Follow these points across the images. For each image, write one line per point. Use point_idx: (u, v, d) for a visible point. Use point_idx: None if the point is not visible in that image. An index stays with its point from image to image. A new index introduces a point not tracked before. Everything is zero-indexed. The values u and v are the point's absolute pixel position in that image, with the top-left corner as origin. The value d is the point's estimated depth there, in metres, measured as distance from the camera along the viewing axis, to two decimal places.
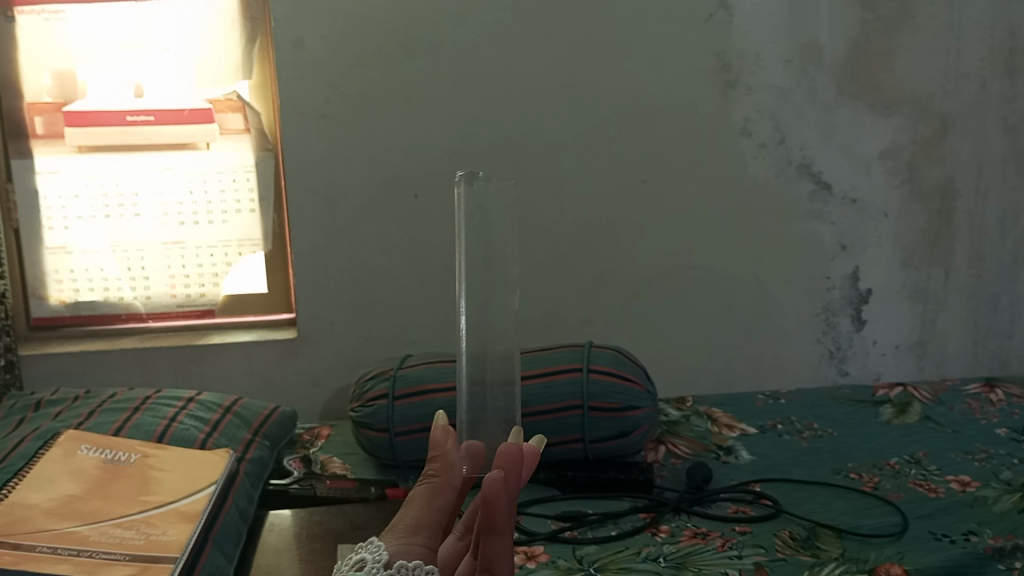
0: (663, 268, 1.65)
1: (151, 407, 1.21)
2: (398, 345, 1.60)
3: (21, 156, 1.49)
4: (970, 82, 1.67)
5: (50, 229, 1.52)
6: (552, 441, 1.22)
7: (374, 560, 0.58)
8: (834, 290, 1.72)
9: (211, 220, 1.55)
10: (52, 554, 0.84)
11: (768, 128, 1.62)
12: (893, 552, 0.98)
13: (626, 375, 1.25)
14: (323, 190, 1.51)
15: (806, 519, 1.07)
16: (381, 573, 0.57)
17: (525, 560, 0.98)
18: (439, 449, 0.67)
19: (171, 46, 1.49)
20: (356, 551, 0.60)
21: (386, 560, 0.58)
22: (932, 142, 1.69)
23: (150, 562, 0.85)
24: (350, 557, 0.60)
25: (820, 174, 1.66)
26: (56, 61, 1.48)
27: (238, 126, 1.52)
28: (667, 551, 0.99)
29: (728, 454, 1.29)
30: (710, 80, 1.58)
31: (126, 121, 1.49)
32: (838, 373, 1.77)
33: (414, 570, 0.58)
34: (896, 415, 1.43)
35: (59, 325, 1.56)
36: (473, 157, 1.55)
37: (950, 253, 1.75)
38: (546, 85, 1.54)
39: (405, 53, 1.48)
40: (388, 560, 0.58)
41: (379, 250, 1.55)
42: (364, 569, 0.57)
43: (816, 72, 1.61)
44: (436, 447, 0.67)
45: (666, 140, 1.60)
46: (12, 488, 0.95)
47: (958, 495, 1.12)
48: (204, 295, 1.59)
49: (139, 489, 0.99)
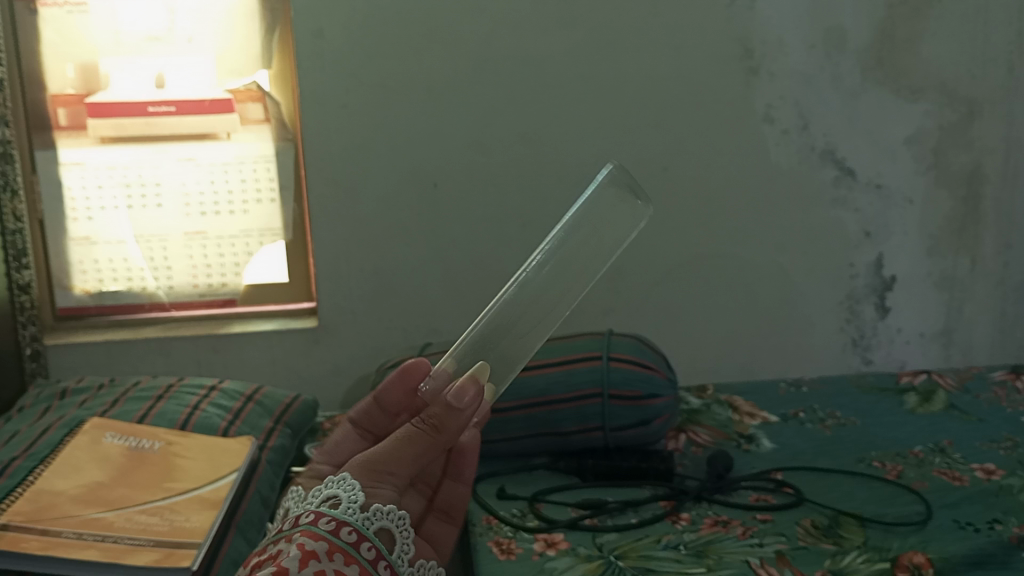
0: (686, 256, 1.64)
1: (175, 396, 1.22)
2: (419, 335, 1.60)
3: (45, 147, 1.50)
4: (997, 65, 1.64)
5: (75, 220, 1.53)
6: (572, 429, 1.21)
7: (350, 501, 0.65)
8: (858, 278, 1.71)
9: (232, 210, 1.56)
10: (78, 539, 0.85)
11: (791, 114, 1.60)
12: (917, 540, 0.97)
13: (647, 363, 1.26)
14: (343, 179, 1.51)
15: (829, 507, 1.06)
16: (359, 515, 0.64)
17: (545, 548, 0.98)
18: (459, 402, 0.68)
19: (192, 38, 1.49)
20: (327, 485, 0.67)
21: (363, 503, 0.64)
22: (959, 128, 1.66)
23: (174, 549, 0.86)
24: (320, 491, 0.67)
25: (844, 160, 1.64)
26: (79, 53, 1.48)
27: (258, 116, 1.53)
28: (688, 538, 0.99)
29: (749, 442, 1.29)
30: (732, 67, 1.56)
31: (149, 112, 1.50)
32: (862, 362, 1.76)
33: (388, 514, 0.65)
34: (920, 403, 1.41)
35: (84, 315, 1.58)
36: (494, 146, 1.54)
37: (978, 240, 1.73)
38: (566, 73, 1.53)
39: (425, 42, 1.48)
40: (363, 502, 0.65)
41: (401, 240, 1.55)
42: (342, 509, 0.64)
43: (840, 57, 1.59)
44: (455, 400, 0.68)
45: (688, 127, 1.58)
46: (39, 475, 0.96)
47: (983, 484, 1.11)
48: (226, 285, 1.60)
49: (162, 476, 1.00)
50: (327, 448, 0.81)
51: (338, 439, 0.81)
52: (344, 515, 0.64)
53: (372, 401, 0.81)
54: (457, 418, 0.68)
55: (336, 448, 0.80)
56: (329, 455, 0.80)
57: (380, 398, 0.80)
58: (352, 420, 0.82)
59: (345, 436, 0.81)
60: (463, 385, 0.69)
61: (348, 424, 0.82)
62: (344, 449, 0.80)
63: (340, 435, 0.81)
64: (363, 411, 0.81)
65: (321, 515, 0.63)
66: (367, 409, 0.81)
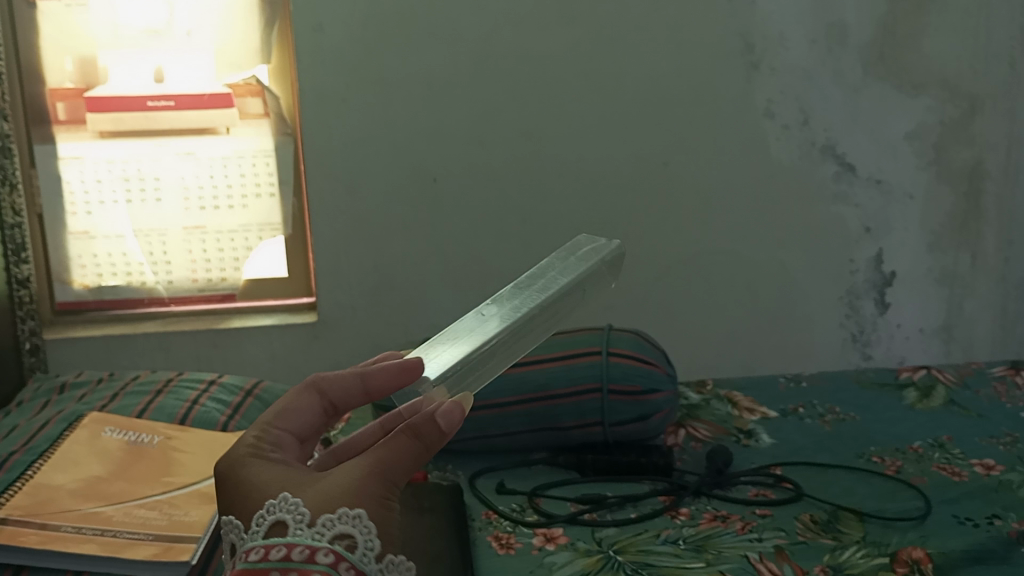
0: (686, 251, 1.64)
1: (174, 390, 1.22)
2: (419, 330, 1.60)
3: (44, 141, 1.49)
4: (999, 61, 1.64)
5: (74, 215, 1.53)
6: (571, 424, 1.22)
7: (367, 546, 0.52)
8: (858, 273, 1.71)
9: (232, 204, 1.56)
10: (76, 533, 0.84)
11: (792, 109, 1.60)
12: (916, 536, 0.97)
13: (647, 358, 1.25)
14: (343, 174, 1.51)
15: (828, 502, 1.06)
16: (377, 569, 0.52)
17: (544, 542, 0.98)
18: (451, 429, 0.56)
19: (192, 32, 1.49)
20: (332, 514, 0.52)
21: (381, 553, 0.52)
22: (961, 124, 1.66)
23: (173, 542, 0.85)
24: (321, 518, 0.52)
25: (844, 156, 1.64)
26: (78, 46, 1.47)
27: (258, 111, 1.53)
28: (686, 533, 0.99)
29: (749, 437, 1.29)
30: (734, 62, 1.56)
31: (148, 106, 1.50)
32: (862, 357, 1.76)
33: (400, 563, 0.54)
34: (920, 399, 1.41)
35: (83, 309, 1.58)
36: (494, 140, 1.54)
37: (979, 237, 1.73)
38: (567, 69, 1.53)
39: (425, 36, 1.47)
40: (379, 549, 0.52)
41: (401, 235, 1.55)
42: (358, 559, 0.51)
43: (841, 52, 1.59)
44: (447, 424, 0.56)
45: (688, 122, 1.58)
46: (37, 469, 0.96)
47: (983, 479, 1.11)
48: (226, 279, 1.60)
49: (162, 470, 1.00)
50: (282, 409, 0.64)
51: (299, 404, 0.65)
52: (360, 564, 0.51)
53: (353, 379, 0.65)
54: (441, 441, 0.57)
55: (296, 415, 0.64)
56: (285, 421, 0.64)
57: (365, 379, 0.64)
58: (320, 387, 0.66)
59: (308, 405, 0.65)
60: (452, 403, 0.57)
61: (313, 390, 0.66)
62: (305, 419, 0.65)
63: (301, 402, 0.65)
64: (340, 386, 0.65)
65: (338, 559, 0.50)
66: (347, 384, 0.65)
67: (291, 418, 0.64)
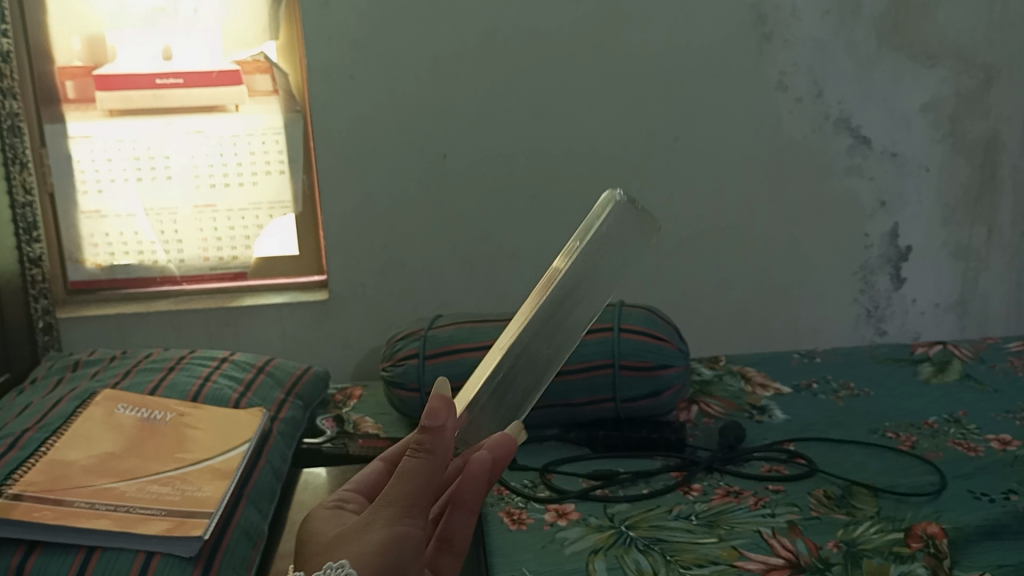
0: (698, 227, 1.63)
1: (186, 367, 1.23)
2: (429, 308, 1.60)
3: (54, 121, 1.49)
4: (1014, 32, 1.62)
5: (85, 193, 1.53)
6: (582, 400, 1.21)
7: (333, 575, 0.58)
8: (873, 248, 1.69)
9: (242, 182, 1.56)
10: (90, 509, 0.85)
11: (805, 81, 1.58)
12: (931, 511, 0.97)
13: (658, 334, 1.24)
14: (351, 152, 1.50)
15: (841, 478, 1.05)
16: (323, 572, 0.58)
17: (556, 518, 0.98)
18: (436, 421, 0.62)
19: (200, 9, 1.48)
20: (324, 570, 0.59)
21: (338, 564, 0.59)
22: (976, 96, 1.64)
23: (186, 517, 0.86)
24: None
25: (859, 128, 1.62)
26: (86, 25, 1.47)
27: (266, 88, 1.52)
28: (699, 509, 0.98)
29: (761, 413, 1.28)
30: (745, 34, 1.54)
31: (156, 84, 1.50)
32: (876, 333, 1.75)
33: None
34: (935, 374, 1.40)
35: (95, 289, 1.58)
36: (502, 116, 1.53)
37: (994, 210, 1.71)
38: (574, 43, 1.51)
39: (431, 12, 1.46)
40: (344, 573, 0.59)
41: (410, 213, 1.55)
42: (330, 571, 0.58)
43: (856, 24, 1.56)
44: (433, 421, 0.62)
45: (699, 96, 1.56)
46: (51, 446, 0.97)
47: (998, 454, 1.10)
48: (236, 258, 1.60)
49: (174, 446, 1.00)
50: (360, 479, 0.75)
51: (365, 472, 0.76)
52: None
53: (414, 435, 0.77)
54: (444, 438, 0.62)
55: (368, 483, 0.75)
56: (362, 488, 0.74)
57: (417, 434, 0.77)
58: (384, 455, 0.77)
59: (374, 470, 0.76)
60: (440, 402, 0.62)
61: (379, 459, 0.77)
62: (373, 484, 0.75)
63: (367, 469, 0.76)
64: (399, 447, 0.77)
65: None
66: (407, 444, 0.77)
67: (358, 485, 0.74)
